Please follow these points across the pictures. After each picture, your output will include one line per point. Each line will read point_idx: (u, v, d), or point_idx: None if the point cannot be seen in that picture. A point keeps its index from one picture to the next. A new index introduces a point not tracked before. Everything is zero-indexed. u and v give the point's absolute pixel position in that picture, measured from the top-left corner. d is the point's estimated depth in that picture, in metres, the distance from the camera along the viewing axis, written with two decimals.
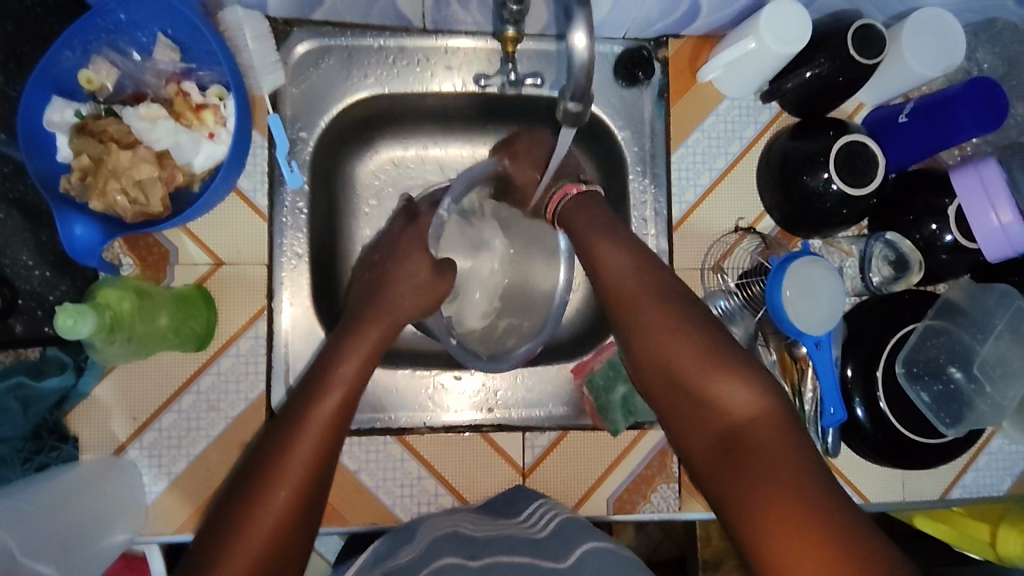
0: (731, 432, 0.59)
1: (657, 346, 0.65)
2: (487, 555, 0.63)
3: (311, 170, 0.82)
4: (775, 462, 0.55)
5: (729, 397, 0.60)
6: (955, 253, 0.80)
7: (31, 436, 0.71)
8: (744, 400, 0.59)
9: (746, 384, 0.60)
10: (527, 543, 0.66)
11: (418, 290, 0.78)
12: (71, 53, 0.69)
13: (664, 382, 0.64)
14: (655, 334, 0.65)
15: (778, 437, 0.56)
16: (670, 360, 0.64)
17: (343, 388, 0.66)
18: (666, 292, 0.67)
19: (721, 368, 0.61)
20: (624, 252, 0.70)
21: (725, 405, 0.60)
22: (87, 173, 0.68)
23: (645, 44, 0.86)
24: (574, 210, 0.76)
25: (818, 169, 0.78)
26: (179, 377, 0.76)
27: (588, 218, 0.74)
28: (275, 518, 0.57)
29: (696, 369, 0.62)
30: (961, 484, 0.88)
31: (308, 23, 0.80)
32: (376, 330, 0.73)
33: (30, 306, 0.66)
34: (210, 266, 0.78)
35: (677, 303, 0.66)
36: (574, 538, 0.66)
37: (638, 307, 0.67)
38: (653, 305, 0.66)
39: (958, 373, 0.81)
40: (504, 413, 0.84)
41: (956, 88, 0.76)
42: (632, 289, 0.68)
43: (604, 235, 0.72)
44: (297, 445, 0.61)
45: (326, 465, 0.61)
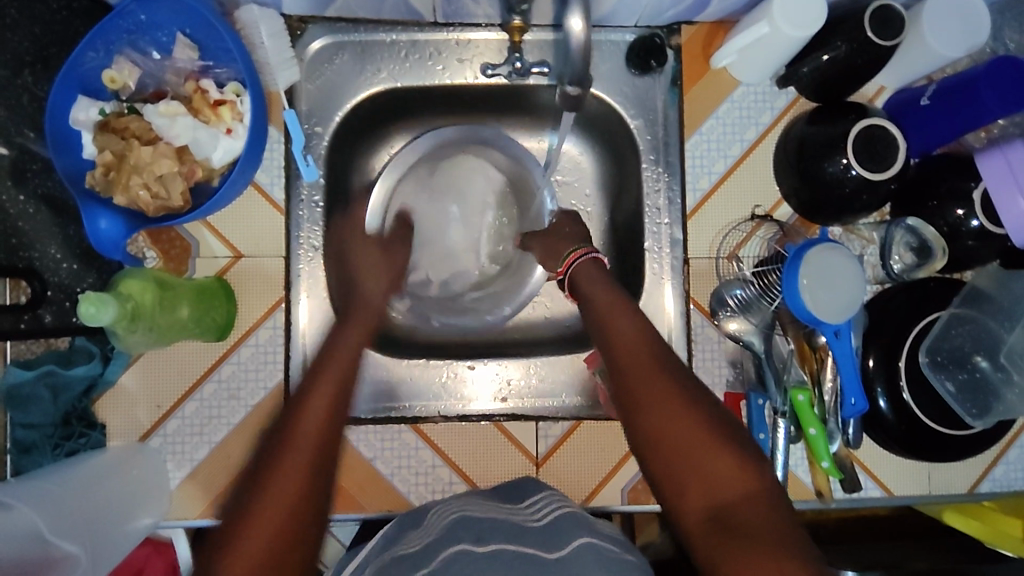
0: (723, 504, 0.55)
1: (656, 414, 0.60)
2: (495, 543, 0.62)
3: (328, 165, 0.84)
4: (773, 553, 0.51)
5: (725, 472, 0.56)
6: (982, 238, 0.78)
7: (61, 423, 0.74)
8: (737, 478, 0.56)
9: (743, 462, 0.57)
10: (532, 533, 0.64)
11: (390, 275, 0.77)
12: (95, 53, 0.71)
13: (656, 440, 0.59)
14: (656, 395, 0.61)
15: (772, 516, 0.54)
16: (667, 421, 0.59)
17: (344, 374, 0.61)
18: (667, 358, 0.64)
19: (719, 443, 0.58)
20: (635, 319, 0.67)
21: (719, 479, 0.56)
22: (110, 169, 0.70)
23: (658, 32, 0.85)
24: (588, 274, 0.74)
25: (836, 155, 0.76)
26: (201, 367, 0.78)
27: (601, 293, 0.71)
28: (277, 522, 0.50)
29: (688, 434, 0.58)
30: (990, 478, 0.86)
31: (322, 21, 0.82)
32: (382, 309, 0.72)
33: (59, 296, 0.69)
34: (230, 258, 0.80)
35: (674, 367, 0.63)
36: (567, 532, 0.64)
37: (644, 367, 0.63)
38: (652, 366, 0.63)
39: (984, 361, 0.80)
40: (519, 402, 0.84)
41: (979, 69, 0.74)
42: (643, 351, 0.64)
43: (612, 301, 0.69)
44: (287, 457, 0.53)
45: (325, 474, 0.53)
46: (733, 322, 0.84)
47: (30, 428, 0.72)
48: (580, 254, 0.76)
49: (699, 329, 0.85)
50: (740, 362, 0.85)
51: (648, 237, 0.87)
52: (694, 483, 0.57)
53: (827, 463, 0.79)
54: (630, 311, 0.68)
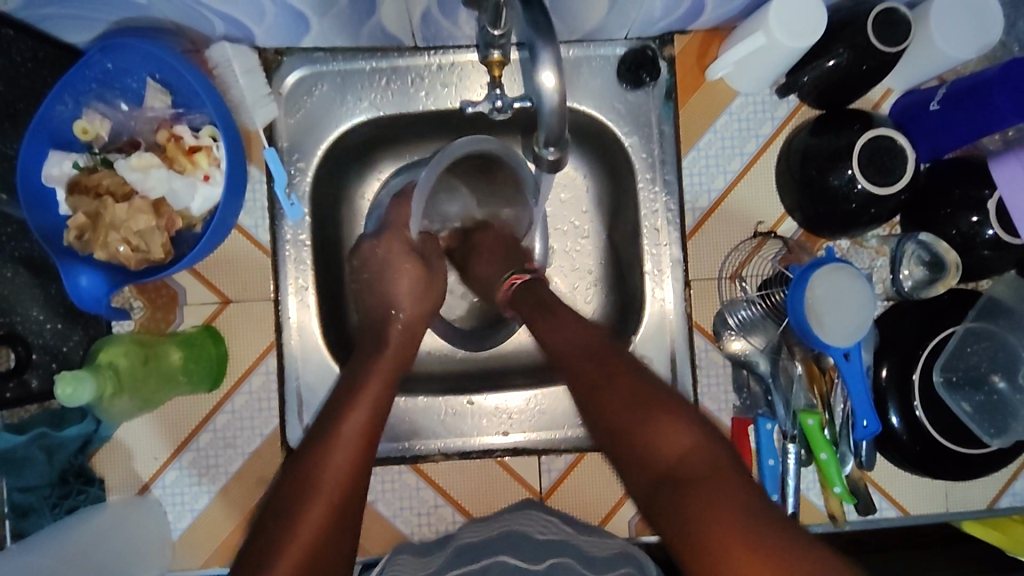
0: (665, 467, 0.51)
1: (589, 390, 0.58)
2: (488, 556, 0.64)
3: (313, 201, 0.81)
4: (728, 503, 0.47)
5: (664, 439, 0.52)
6: (998, 249, 0.74)
7: (58, 482, 0.73)
8: (679, 436, 0.52)
9: (681, 422, 0.53)
10: (531, 543, 0.67)
11: (416, 297, 0.75)
12: (64, 106, 0.69)
13: (596, 421, 0.57)
14: (585, 377, 0.59)
15: (717, 469, 0.50)
16: (598, 400, 0.57)
17: (375, 406, 0.64)
18: (603, 350, 0.61)
19: (651, 405, 0.55)
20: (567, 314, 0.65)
21: (660, 446, 0.52)
22: (84, 231, 0.68)
23: (649, 44, 0.81)
24: (520, 298, 0.73)
25: (841, 166, 0.72)
26: (195, 417, 0.77)
27: (547, 300, 0.70)
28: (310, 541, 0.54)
29: (619, 407, 0.56)
30: (1011, 492, 0.84)
31: (298, 51, 0.78)
32: (397, 355, 0.70)
33: (45, 358, 0.68)
34: (218, 304, 0.78)
35: (606, 351, 0.61)
36: (561, 550, 0.65)
37: (574, 359, 0.61)
38: (584, 357, 0.61)
39: (1002, 382, 0.78)
40: (519, 435, 0.81)
41: (993, 71, 0.69)
42: (570, 342, 0.62)
43: (551, 309, 0.68)
44: (309, 512, 0.56)
45: (347, 511, 0.57)
46: (736, 343, 0.82)
47: (27, 491, 0.70)
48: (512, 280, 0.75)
49: (702, 353, 0.83)
50: (746, 385, 0.82)
51: (648, 259, 0.83)
52: (635, 452, 0.54)
53: (839, 488, 0.76)
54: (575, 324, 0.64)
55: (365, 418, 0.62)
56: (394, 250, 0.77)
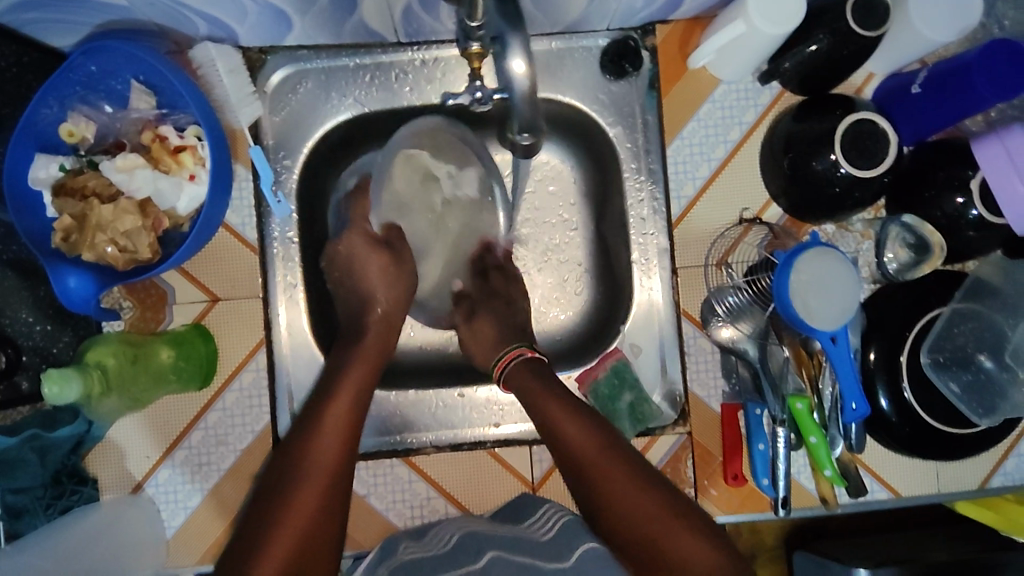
0: None
1: (617, 506, 0.61)
2: (485, 555, 0.63)
3: (299, 198, 0.82)
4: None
5: (689, 553, 0.58)
6: (982, 229, 0.74)
7: (52, 483, 0.73)
8: (705, 561, 0.58)
9: (708, 544, 0.59)
10: (532, 543, 0.65)
11: (383, 282, 0.76)
12: (49, 109, 0.69)
13: (625, 535, 0.60)
14: (614, 490, 0.61)
15: None
16: (629, 515, 0.60)
17: (353, 392, 0.68)
18: (620, 455, 0.63)
19: (676, 522, 0.59)
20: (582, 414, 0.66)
21: (684, 562, 0.58)
22: (70, 232, 0.68)
23: (631, 34, 0.82)
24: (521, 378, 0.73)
25: (825, 151, 0.73)
26: (187, 416, 0.78)
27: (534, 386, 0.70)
28: (306, 522, 0.57)
29: (654, 526, 0.59)
30: (1002, 472, 0.84)
31: (281, 49, 0.79)
32: (375, 343, 0.74)
33: (36, 360, 0.69)
34: (208, 302, 0.78)
35: (632, 462, 0.63)
36: (572, 541, 0.64)
37: (597, 468, 0.63)
38: (613, 467, 0.62)
39: (989, 361, 0.77)
40: (509, 427, 0.82)
41: (971, 54, 0.69)
42: (595, 446, 0.64)
43: (559, 402, 0.68)
44: (304, 491, 0.59)
45: (339, 488, 0.61)
46: (725, 330, 0.82)
47: (19, 492, 0.70)
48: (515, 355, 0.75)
49: (690, 340, 0.83)
50: (735, 371, 0.83)
51: (635, 249, 0.84)
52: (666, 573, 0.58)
53: (829, 471, 0.76)
54: (581, 422, 0.66)
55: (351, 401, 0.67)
56: (356, 246, 0.77)
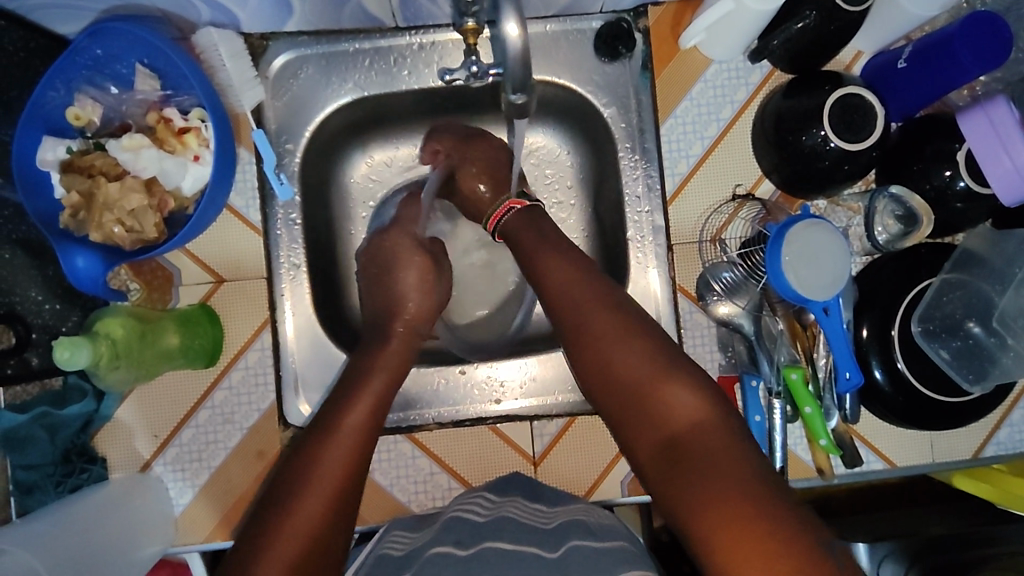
0: (674, 430, 0.60)
1: (606, 354, 0.65)
2: (478, 543, 0.64)
3: (301, 181, 0.83)
4: (715, 467, 0.56)
5: (674, 401, 0.61)
6: (969, 201, 0.76)
7: (61, 460, 0.75)
8: (687, 403, 0.61)
9: (692, 389, 0.62)
10: (538, 533, 0.67)
11: (421, 291, 0.80)
12: (56, 92, 0.71)
13: (611, 382, 0.64)
14: (604, 337, 0.65)
15: (717, 436, 0.59)
16: (617, 362, 0.64)
17: (356, 400, 0.68)
18: (625, 313, 0.67)
19: (667, 373, 0.63)
20: (579, 268, 0.70)
21: (669, 408, 0.61)
22: (77, 210, 0.70)
23: (624, 17, 0.83)
24: (514, 226, 0.76)
25: (813, 127, 0.75)
26: (194, 395, 0.79)
27: (532, 238, 0.74)
28: (308, 528, 0.59)
29: (642, 372, 0.63)
30: (995, 441, 0.85)
31: (282, 35, 0.81)
32: (399, 347, 0.76)
33: (45, 338, 0.70)
34: (213, 283, 0.80)
35: (625, 315, 0.67)
36: (572, 534, 0.66)
37: (591, 319, 0.67)
38: (605, 318, 0.66)
39: (977, 327, 0.78)
40: (510, 404, 0.83)
41: (953, 27, 0.71)
42: (588, 296, 0.68)
43: (556, 257, 0.71)
44: (308, 501, 0.60)
45: (348, 494, 0.62)
46: (722, 306, 0.83)
47: (29, 469, 0.74)
48: (504, 210, 0.78)
49: (687, 316, 0.85)
50: (732, 344, 0.84)
51: (631, 227, 0.85)
52: (648, 413, 0.62)
53: (825, 441, 0.77)
54: (588, 280, 0.69)
55: (364, 413, 0.67)
56: (400, 244, 0.82)
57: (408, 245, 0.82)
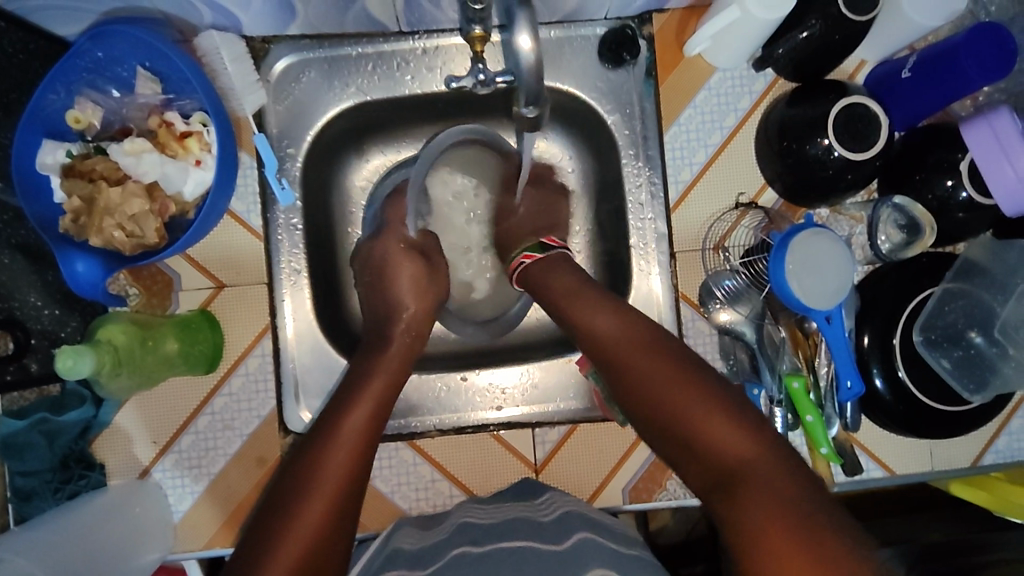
0: (728, 465, 0.57)
1: (648, 391, 0.63)
2: (494, 542, 0.64)
3: (303, 185, 0.83)
4: (773, 501, 0.53)
5: (727, 440, 0.58)
6: (971, 210, 0.76)
7: (60, 467, 0.74)
8: (737, 437, 0.58)
9: (741, 422, 0.59)
10: (534, 526, 0.67)
11: (418, 293, 0.78)
12: (56, 95, 0.70)
13: (657, 419, 0.62)
14: (647, 375, 0.64)
15: (775, 469, 0.56)
16: (661, 398, 0.62)
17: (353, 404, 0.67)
18: (669, 350, 0.65)
19: (715, 408, 0.60)
20: (614, 309, 0.70)
21: (719, 442, 0.58)
22: (78, 215, 0.70)
23: (629, 23, 0.83)
24: (534, 275, 0.78)
25: (817, 135, 0.75)
26: (193, 401, 0.79)
27: (559, 285, 0.75)
28: (312, 531, 0.58)
29: (687, 407, 0.61)
30: (994, 449, 0.85)
31: (285, 39, 0.80)
32: (401, 350, 0.74)
33: (44, 343, 0.69)
34: (213, 289, 0.79)
35: (664, 350, 0.65)
36: (573, 526, 0.66)
37: (631, 361, 0.66)
38: (644, 355, 0.65)
39: (979, 337, 0.79)
40: (512, 410, 0.84)
41: (958, 37, 0.71)
42: (626, 338, 0.67)
43: (590, 299, 0.71)
44: (310, 503, 0.59)
45: (352, 493, 0.62)
46: (723, 313, 0.84)
47: (28, 475, 0.72)
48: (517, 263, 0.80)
49: (689, 323, 0.85)
50: (733, 353, 0.84)
51: (633, 233, 0.86)
52: (699, 448, 0.59)
53: (826, 449, 0.77)
54: (624, 320, 0.69)
55: (368, 412, 0.67)
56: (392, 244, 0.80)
57: (400, 252, 0.78)
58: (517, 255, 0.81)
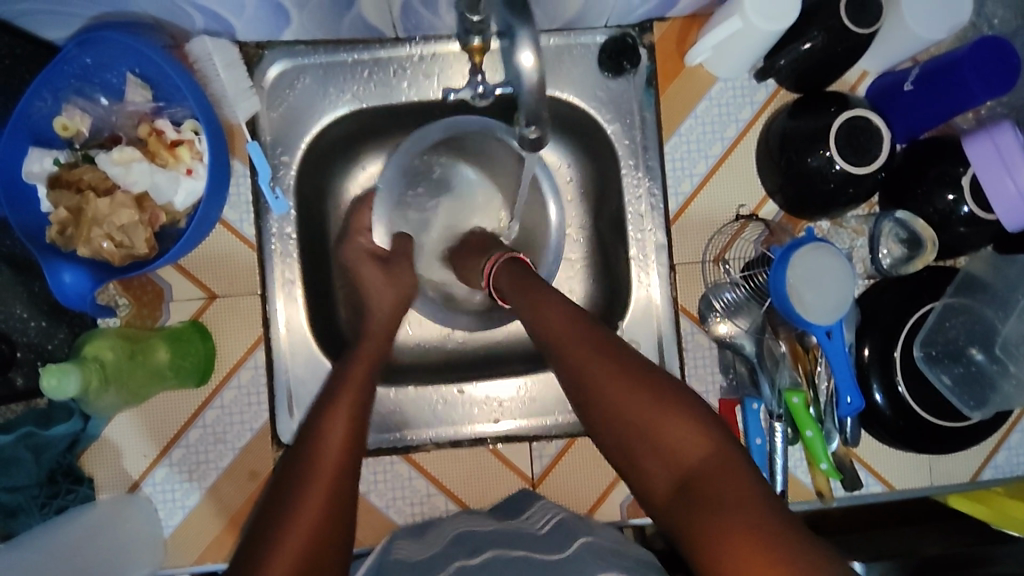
0: (684, 468, 0.53)
1: (601, 393, 0.58)
2: (486, 550, 0.62)
3: (297, 194, 0.81)
4: (743, 508, 0.49)
5: (682, 439, 0.54)
6: (973, 225, 0.75)
7: (47, 482, 0.72)
8: (691, 437, 0.54)
9: (694, 422, 0.55)
10: (530, 539, 0.65)
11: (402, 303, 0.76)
12: (43, 102, 0.68)
13: (610, 423, 0.57)
14: (598, 374, 0.59)
15: (732, 468, 0.52)
16: (612, 399, 0.57)
17: (344, 409, 0.64)
18: (614, 346, 0.60)
19: (669, 408, 0.56)
20: (563, 303, 0.64)
21: (674, 443, 0.54)
22: (66, 226, 0.68)
23: (629, 31, 0.82)
24: (505, 275, 0.71)
25: (818, 148, 0.74)
26: (184, 414, 0.77)
27: (518, 278, 0.69)
28: (309, 529, 0.54)
29: (638, 409, 0.56)
30: (993, 465, 0.85)
31: (279, 44, 0.78)
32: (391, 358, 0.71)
33: (30, 357, 0.68)
34: (205, 299, 0.78)
35: (612, 346, 0.60)
36: (570, 535, 0.64)
37: (582, 359, 0.60)
38: (593, 352, 0.60)
39: (979, 354, 0.79)
40: (510, 423, 0.82)
41: (962, 50, 0.70)
42: (576, 333, 0.62)
43: (542, 294, 0.66)
44: (307, 500, 0.55)
45: (347, 485, 0.58)
46: (722, 325, 0.83)
47: (13, 491, 0.69)
48: (500, 258, 0.73)
49: (688, 336, 0.84)
50: (733, 366, 0.84)
51: (632, 245, 0.84)
52: (654, 452, 0.55)
53: (825, 464, 0.77)
54: (572, 315, 0.63)
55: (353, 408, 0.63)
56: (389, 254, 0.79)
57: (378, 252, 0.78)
58: (490, 258, 0.74)
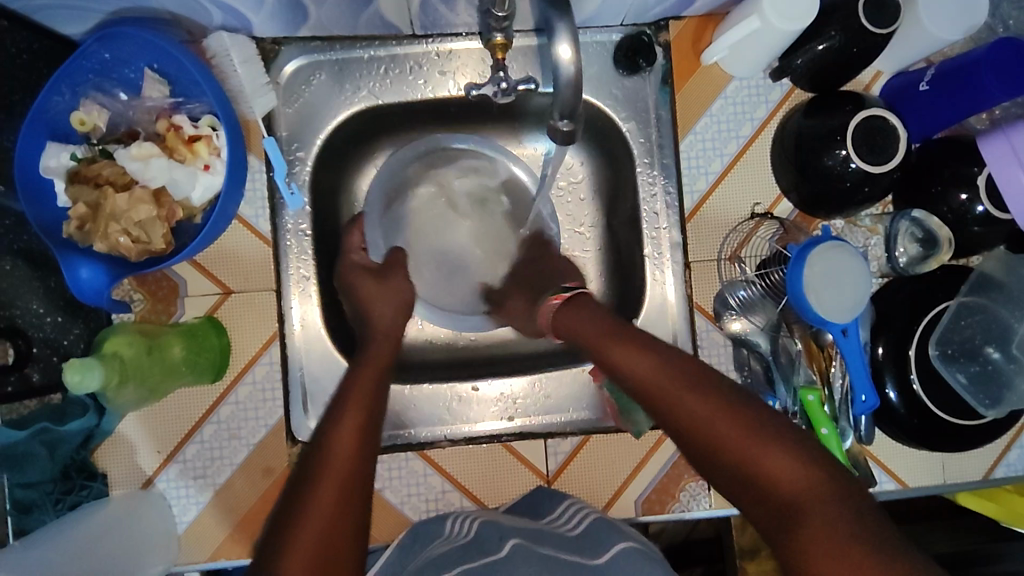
0: (783, 497, 0.51)
1: (691, 429, 0.57)
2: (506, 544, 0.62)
3: (312, 190, 0.81)
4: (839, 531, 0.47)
5: (777, 465, 0.53)
6: (987, 224, 0.76)
7: (61, 477, 0.72)
8: (785, 463, 0.53)
9: (787, 448, 0.53)
10: (564, 540, 0.65)
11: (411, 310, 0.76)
12: (61, 97, 0.68)
13: (707, 458, 0.56)
14: (686, 414, 0.58)
15: (830, 493, 0.50)
16: (706, 436, 0.56)
17: (361, 402, 0.62)
18: (702, 381, 0.59)
19: (761, 437, 0.54)
20: (646, 348, 0.64)
21: (771, 471, 0.53)
22: (85, 221, 0.67)
23: (645, 30, 0.82)
24: (574, 315, 0.73)
25: (835, 147, 0.74)
26: (199, 410, 0.77)
27: (590, 324, 0.70)
28: (318, 528, 0.52)
29: (729, 439, 0.55)
30: (1005, 463, 0.84)
31: (295, 41, 0.78)
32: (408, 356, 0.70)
33: (46, 352, 0.68)
34: (220, 295, 0.77)
35: (703, 384, 0.59)
36: (605, 538, 0.64)
37: (670, 399, 0.59)
38: (680, 391, 0.59)
39: (996, 353, 0.79)
40: (525, 420, 0.83)
41: (980, 51, 0.71)
42: (662, 373, 0.61)
43: (625, 340, 0.66)
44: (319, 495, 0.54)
45: (358, 487, 0.56)
46: (736, 323, 0.83)
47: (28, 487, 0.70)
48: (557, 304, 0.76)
49: (704, 334, 0.83)
50: (747, 364, 0.83)
51: (647, 243, 0.85)
52: (749, 480, 0.54)
53: (841, 462, 0.77)
54: (655, 358, 0.63)
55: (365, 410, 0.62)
56: None
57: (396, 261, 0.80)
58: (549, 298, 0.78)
